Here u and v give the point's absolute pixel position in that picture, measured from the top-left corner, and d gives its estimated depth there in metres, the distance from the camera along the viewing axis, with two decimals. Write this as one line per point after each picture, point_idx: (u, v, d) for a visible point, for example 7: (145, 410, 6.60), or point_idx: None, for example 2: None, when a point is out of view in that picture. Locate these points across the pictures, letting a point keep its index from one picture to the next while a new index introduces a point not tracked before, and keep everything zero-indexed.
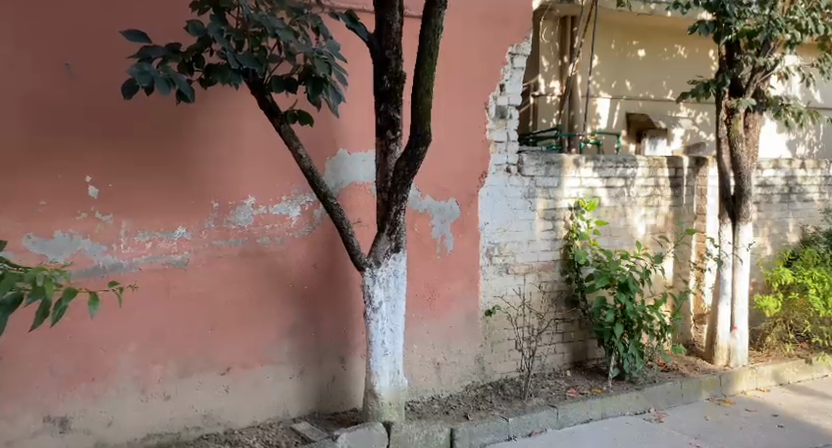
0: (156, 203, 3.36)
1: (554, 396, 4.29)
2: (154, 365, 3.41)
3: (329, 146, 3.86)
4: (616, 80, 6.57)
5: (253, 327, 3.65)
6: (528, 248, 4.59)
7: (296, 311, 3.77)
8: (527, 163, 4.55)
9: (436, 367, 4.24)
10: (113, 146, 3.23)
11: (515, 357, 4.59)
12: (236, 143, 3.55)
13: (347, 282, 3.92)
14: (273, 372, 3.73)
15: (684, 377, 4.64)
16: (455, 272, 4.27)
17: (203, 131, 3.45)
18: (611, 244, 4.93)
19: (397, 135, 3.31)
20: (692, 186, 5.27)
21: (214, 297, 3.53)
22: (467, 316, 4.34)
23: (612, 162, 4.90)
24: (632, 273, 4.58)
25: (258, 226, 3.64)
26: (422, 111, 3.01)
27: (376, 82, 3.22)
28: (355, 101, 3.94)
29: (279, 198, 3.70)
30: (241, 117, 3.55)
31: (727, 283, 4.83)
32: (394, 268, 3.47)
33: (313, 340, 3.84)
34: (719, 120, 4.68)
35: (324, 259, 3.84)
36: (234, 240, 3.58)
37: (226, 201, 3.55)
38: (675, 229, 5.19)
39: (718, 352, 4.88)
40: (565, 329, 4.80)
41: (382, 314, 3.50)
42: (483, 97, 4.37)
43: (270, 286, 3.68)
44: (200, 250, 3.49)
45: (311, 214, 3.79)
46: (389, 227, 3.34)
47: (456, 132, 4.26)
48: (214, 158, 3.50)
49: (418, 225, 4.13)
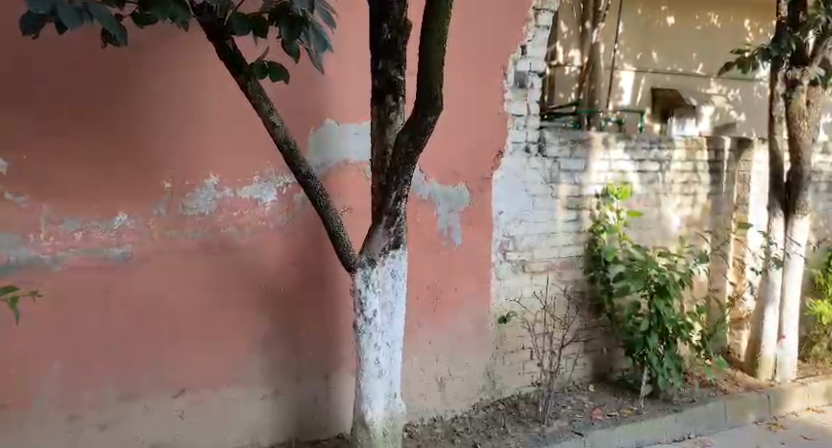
0: (88, 182, 2.62)
1: (577, 419, 3.62)
2: (87, 387, 2.69)
3: (312, 114, 3.13)
4: (641, 51, 5.88)
5: (215, 338, 2.93)
6: (548, 243, 3.89)
7: (270, 318, 3.05)
8: (549, 141, 3.84)
9: (438, 383, 3.56)
10: (20, 101, 2.48)
11: (531, 370, 3.91)
12: (198, 112, 2.82)
13: (333, 283, 3.20)
14: (240, 393, 3.01)
15: (728, 394, 3.98)
16: (462, 270, 3.58)
17: (156, 97, 2.73)
18: (643, 238, 4.24)
19: (399, 101, 2.57)
20: (733, 172, 4.57)
21: (166, 302, 2.81)
22: (476, 322, 3.65)
23: (646, 143, 4.20)
24: (672, 274, 3.88)
25: (223, 213, 2.91)
26: (432, 69, 2.23)
27: (374, 32, 2.46)
28: (346, 61, 3.20)
29: (250, 178, 2.96)
30: (205, 81, 2.82)
31: (775, 286, 4.13)
32: (392, 268, 2.72)
33: (291, 354, 3.12)
34: (775, 95, 4.02)
35: (306, 256, 3.12)
36: (192, 232, 2.84)
37: (182, 181, 2.81)
38: (712, 221, 4.50)
39: (763, 364, 4.21)
40: (589, 337, 4.11)
41: (377, 326, 2.78)
42: (500, 60, 3.63)
43: (237, 288, 2.95)
44: (147, 242, 2.75)
45: (290, 200, 3.05)
46: (388, 218, 2.58)
47: (467, 102, 3.54)
48: (169, 129, 2.77)
49: (421, 214, 3.43)
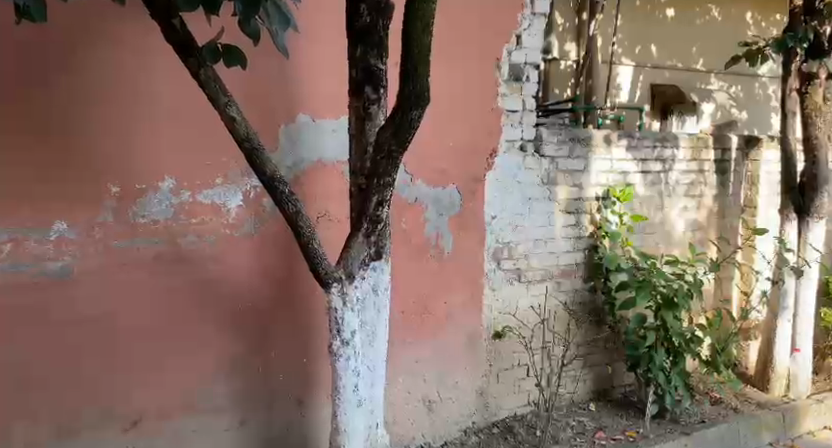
0: (11, 184, 2.27)
1: (578, 444, 3.31)
2: (19, 422, 2.34)
3: (282, 109, 2.79)
4: (640, 45, 5.58)
5: (172, 362, 2.59)
6: (545, 249, 3.56)
7: (236, 338, 2.71)
8: (547, 139, 3.52)
9: (426, 407, 3.23)
10: None
11: (527, 388, 3.58)
12: (148, 105, 2.47)
13: (308, 297, 2.86)
14: (200, 424, 2.67)
15: (740, 413, 3.68)
16: (452, 281, 3.25)
17: (96, 85, 2.38)
18: (646, 244, 3.93)
19: (380, 93, 2.22)
20: (740, 172, 4.28)
21: (114, 323, 2.46)
22: (468, 338, 3.33)
23: (650, 140, 3.89)
24: (681, 283, 3.56)
25: (180, 220, 2.56)
26: (416, 59, 1.88)
27: (351, 13, 2.13)
28: (321, 50, 2.87)
29: (211, 180, 2.61)
30: (155, 69, 2.48)
31: (787, 295, 3.84)
32: (374, 283, 2.35)
33: (260, 377, 2.78)
34: (788, 89, 3.78)
35: (277, 268, 2.78)
36: (144, 241, 2.50)
37: (131, 183, 2.46)
38: (719, 225, 4.21)
39: (776, 380, 3.92)
40: (590, 351, 3.79)
41: (356, 348, 2.39)
42: (494, 50, 3.32)
43: (197, 305, 2.61)
44: (90, 254, 2.41)
45: (257, 204, 2.71)
46: (368, 225, 2.23)
47: (458, 95, 3.22)
48: (111, 124, 2.42)
49: (406, 220, 3.10)
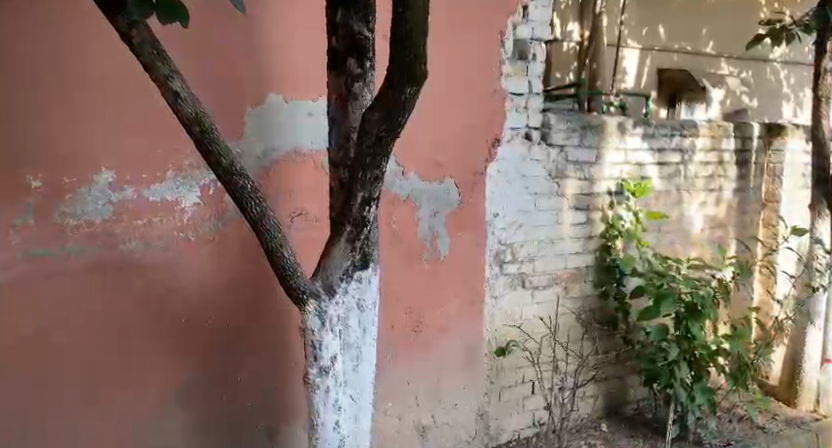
0: None
1: None
2: None
3: (249, 91, 2.33)
4: (648, 25, 5.19)
5: (114, 393, 2.13)
6: (552, 251, 3.15)
7: (193, 362, 2.26)
8: (555, 127, 3.09)
9: (420, 433, 2.82)
10: None
11: (532, 407, 3.18)
12: (78, 82, 2.02)
13: (279, 311, 2.42)
14: None
15: (768, 434, 3.30)
16: (449, 289, 2.83)
17: (10, 55, 1.92)
18: (662, 243, 3.52)
19: (366, 67, 1.77)
20: (762, 164, 3.89)
21: (38, 348, 2.01)
22: (466, 354, 2.91)
23: (667, 128, 3.48)
24: (707, 289, 3.14)
25: (122, 221, 2.11)
26: (410, 24, 1.41)
27: None
28: (296, 21, 2.41)
29: (161, 173, 2.16)
30: (84, 38, 2.02)
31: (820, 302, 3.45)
32: (358, 298, 1.87)
33: (223, 407, 2.34)
34: (822, 70, 3.42)
35: (242, 277, 2.33)
36: (78, 249, 2.04)
37: (60, 178, 2.01)
38: (738, 221, 3.81)
39: (804, 393, 3.55)
40: (602, 365, 3.37)
41: (337, 378, 1.88)
42: (497, 24, 2.88)
43: (144, 324, 2.16)
44: (7, 264, 1.95)
45: (219, 201, 2.27)
46: (351, 229, 1.77)
47: (455, 78, 2.78)
48: (29, 103, 1.95)
49: (396, 220, 2.67)
